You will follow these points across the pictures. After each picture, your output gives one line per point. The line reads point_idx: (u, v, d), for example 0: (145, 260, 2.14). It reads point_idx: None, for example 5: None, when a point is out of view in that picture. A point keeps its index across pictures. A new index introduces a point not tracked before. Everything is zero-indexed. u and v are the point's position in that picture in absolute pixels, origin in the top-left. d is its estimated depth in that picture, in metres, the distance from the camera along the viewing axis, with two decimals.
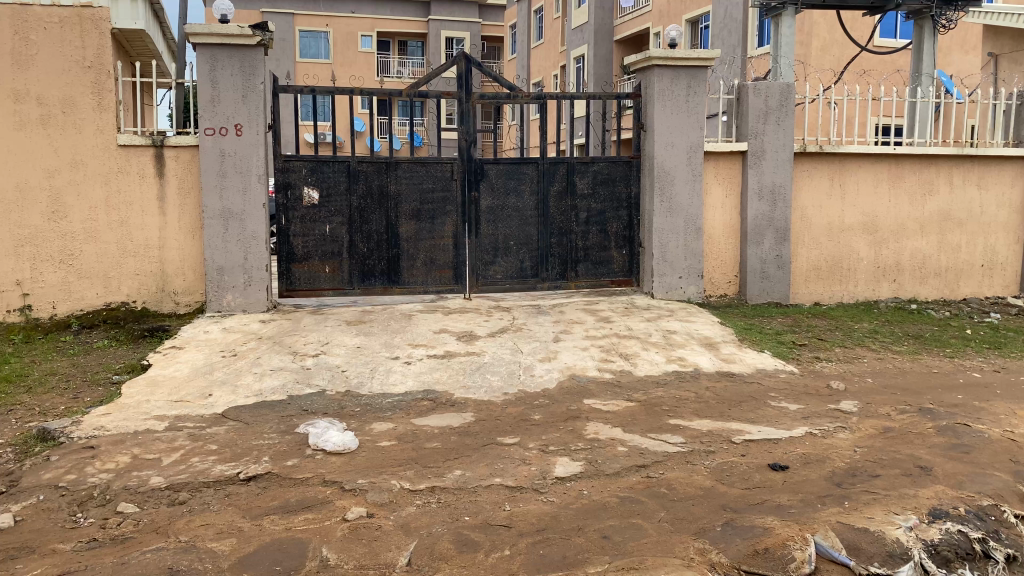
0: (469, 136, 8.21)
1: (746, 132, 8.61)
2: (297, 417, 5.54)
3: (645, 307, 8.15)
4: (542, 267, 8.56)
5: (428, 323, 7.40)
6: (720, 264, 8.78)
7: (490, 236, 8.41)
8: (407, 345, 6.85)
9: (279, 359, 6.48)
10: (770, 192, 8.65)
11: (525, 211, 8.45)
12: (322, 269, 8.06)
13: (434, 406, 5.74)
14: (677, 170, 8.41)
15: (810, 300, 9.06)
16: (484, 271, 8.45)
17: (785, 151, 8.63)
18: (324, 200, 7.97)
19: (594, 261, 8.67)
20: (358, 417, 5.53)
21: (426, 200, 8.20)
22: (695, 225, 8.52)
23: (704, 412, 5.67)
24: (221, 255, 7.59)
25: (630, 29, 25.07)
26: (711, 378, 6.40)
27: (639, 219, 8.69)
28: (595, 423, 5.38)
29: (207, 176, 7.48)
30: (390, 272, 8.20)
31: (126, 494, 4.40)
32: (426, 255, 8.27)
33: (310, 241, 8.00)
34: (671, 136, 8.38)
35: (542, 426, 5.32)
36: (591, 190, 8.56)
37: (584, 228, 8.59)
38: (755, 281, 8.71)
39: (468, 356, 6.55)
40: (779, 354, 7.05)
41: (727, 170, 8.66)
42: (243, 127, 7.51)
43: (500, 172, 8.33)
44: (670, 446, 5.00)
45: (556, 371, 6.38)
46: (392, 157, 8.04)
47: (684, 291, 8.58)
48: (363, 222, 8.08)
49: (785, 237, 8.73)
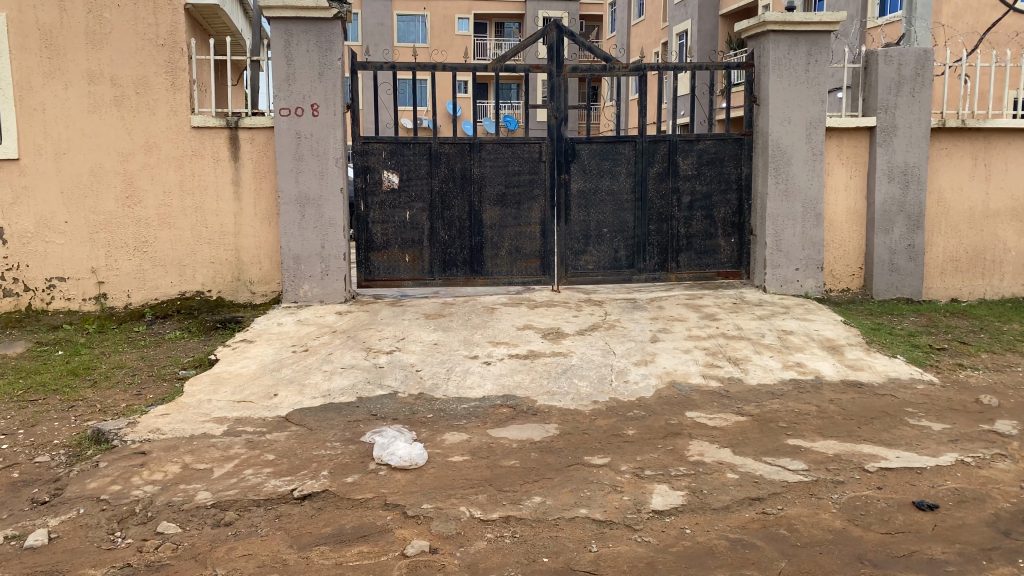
0: (560, 113, 7.53)
1: (874, 105, 7.61)
2: (363, 423, 5.01)
3: (756, 303, 7.31)
4: (639, 258, 7.81)
5: (512, 318, 6.79)
6: (843, 254, 7.82)
7: (581, 222, 7.72)
8: (488, 343, 6.25)
9: (351, 356, 5.99)
10: (902, 173, 7.63)
11: (621, 195, 7.71)
12: (401, 258, 7.56)
13: (514, 414, 5.12)
14: (794, 149, 7.51)
15: (946, 297, 7.98)
16: (574, 262, 7.77)
17: (920, 126, 7.59)
18: (404, 184, 7.46)
19: (697, 251, 7.87)
20: (430, 425, 4.96)
21: (513, 183, 7.57)
22: (815, 210, 7.60)
23: (829, 432, 4.84)
24: (298, 243, 7.17)
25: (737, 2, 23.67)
26: (835, 389, 5.53)
27: (750, 204, 7.82)
28: (699, 443, 4.66)
29: (282, 158, 7.06)
30: (472, 262, 7.63)
31: (170, 512, 3.97)
32: (512, 243, 7.66)
33: (390, 228, 7.50)
34: (787, 111, 7.48)
35: (636, 444, 4.63)
36: (696, 171, 7.75)
37: (687, 214, 7.79)
38: (883, 274, 7.73)
39: (554, 358, 5.91)
40: (914, 361, 6.11)
41: (851, 149, 7.68)
42: (320, 107, 7.06)
43: (593, 152, 7.62)
44: (790, 474, 4.23)
45: (653, 376, 5.66)
46: (476, 137, 7.43)
47: (800, 285, 7.68)
48: (445, 208, 7.53)
49: (919, 224, 7.70)
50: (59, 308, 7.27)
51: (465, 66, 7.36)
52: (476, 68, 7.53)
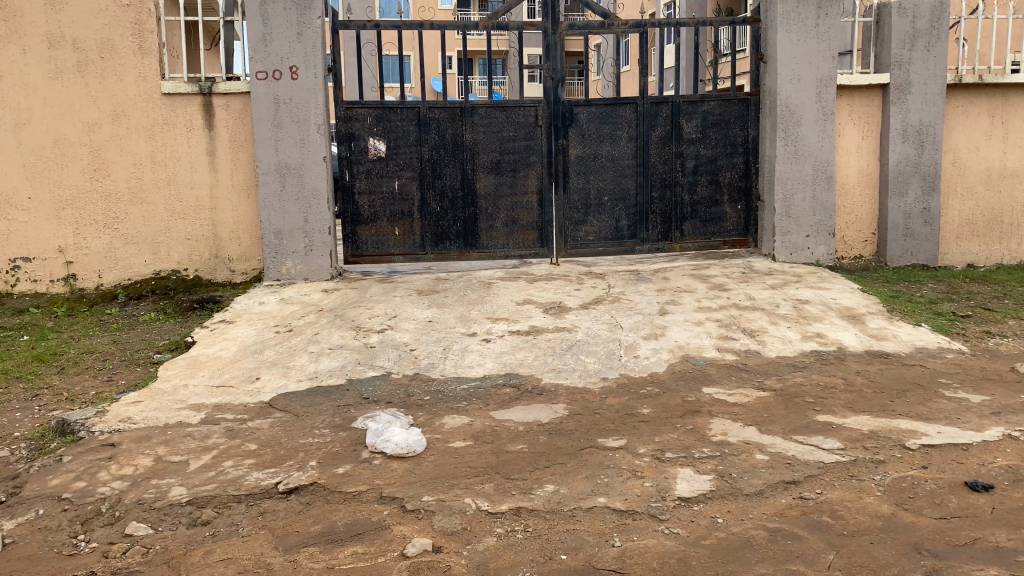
0: (556, 74, 7.09)
1: (887, 61, 7.20)
2: (354, 408, 4.59)
3: (766, 272, 6.93)
4: (642, 227, 7.40)
5: (511, 293, 6.38)
6: (855, 220, 7.44)
7: (580, 191, 7.30)
8: (486, 319, 5.84)
9: (339, 335, 5.56)
10: (917, 132, 7.24)
11: (622, 160, 7.30)
12: (390, 231, 7.12)
13: (518, 394, 4.72)
14: (804, 108, 7.11)
15: (962, 262, 7.62)
16: (573, 233, 7.37)
17: (935, 83, 7.20)
18: (392, 152, 7.01)
19: (702, 219, 7.47)
20: (427, 408, 4.55)
21: (507, 149, 7.13)
22: (826, 173, 7.20)
23: (860, 407, 4.46)
24: (279, 216, 6.73)
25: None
26: (860, 360, 5.16)
27: (757, 168, 7.42)
28: (722, 421, 4.28)
29: (260, 126, 6.60)
30: (466, 234, 7.21)
31: (140, 511, 3.54)
32: (507, 214, 7.23)
33: (377, 200, 7.06)
34: (796, 68, 7.07)
35: (653, 425, 4.25)
36: (700, 134, 7.33)
37: (692, 180, 7.38)
38: (897, 239, 7.35)
39: (558, 333, 5.50)
40: (939, 329, 5.75)
41: (863, 108, 7.29)
42: (299, 69, 6.59)
43: (592, 115, 7.20)
44: (825, 454, 3.85)
45: (665, 351, 5.27)
46: (468, 101, 6.98)
47: (811, 253, 7.29)
48: (436, 177, 7.09)
49: (935, 186, 7.33)
50: (25, 291, 6.80)
51: (454, 24, 6.88)
52: (466, 28, 7.06)
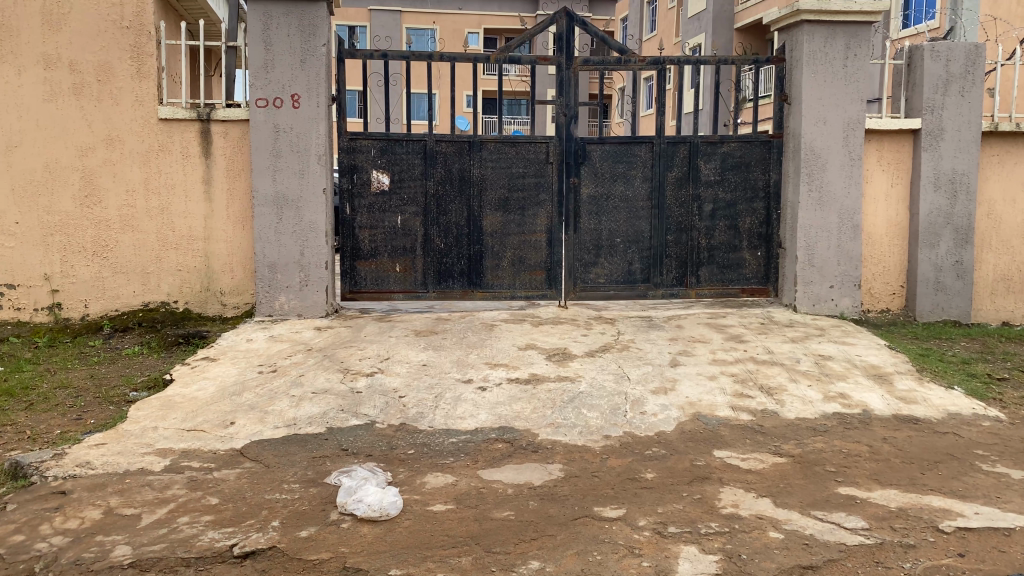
0: (569, 110, 6.78)
1: (918, 106, 6.84)
2: (330, 460, 4.21)
3: (787, 324, 6.52)
4: (656, 272, 7.04)
5: (513, 337, 6.02)
6: (882, 271, 7.02)
7: (592, 232, 6.96)
8: (484, 365, 5.47)
9: (324, 378, 5.21)
10: (949, 181, 6.85)
11: (636, 201, 6.96)
12: (391, 268, 6.80)
13: (510, 451, 4.32)
14: (830, 152, 6.75)
15: (998, 320, 7.16)
16: (583, 275, 7.00)
17: (970, 130, 6.82)
18: (395, 186, 6.71)
19: (720, 265, 7.09)
20: (409, 464, 4.16)
21: (516, 186, 6.82)
22: (852, 221, 6.81)
23: (888, 479, 4.02)
24: (275, 249, 6.43)
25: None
26: (887, 425, 4.71)
27: (779, 214, 7.05)
28: (732, 491, 3.86)
29: (259, 155, 6.35)
30: (470, 273, 6.87)
31: (75, 573, 3.17)
32: (514, 253, 6.90)
33: (378, 235, 6.75)
34: (822, 111, 6.73)
35: (655, 493, 3.83)
36: (719, 177, 6.98)
37: (709, 224, 7.02)
38: (927, 293, 6.92)
39: (560, 383, 5.11)
40: (974, 393, 5.29)
41: (893, 154, 6.92)
42: (301, 97, 6.34)
43: (606, 154, 6.88)
44: (848, 535, 3.41)
45: (674, 408, 4.84)
46: (477, 135, 6.69)
47: (835, 305, 6.88)
48: (441, 213, 6.78)
49: (968, 239, 6.91)
50: (9, 319, 6.53)
51: (464, 56, 6.61)
52: (476, 60, 6.78)
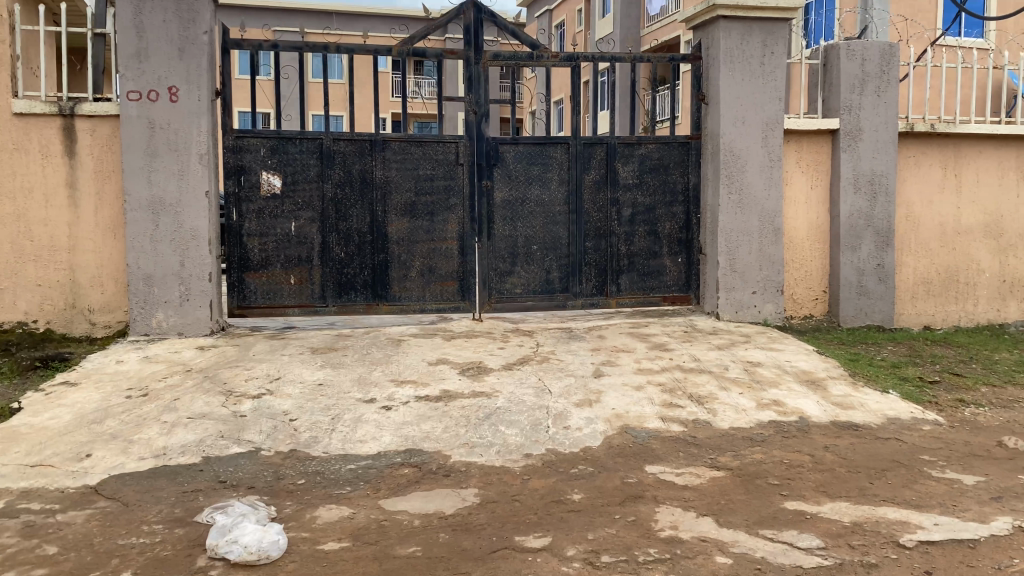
0: (479, 107, 6.33)
1: (835, 106, 6.67)
2: (203, 495, 3.57)
3: (711, 331, 6.19)
4: (575, 280, 6.63)
5: (423, 352, 5.48)
6: (805, 276, 6.79)
7: (505, 238, 6.51)
8: (389, 382, 4.90)
9: (204, 401, 4.54)
10: (868, 182, 6.69)
11: (552, 206, 6.55)
12: (285, 280, 6.18)
13: (417, 476, 3.76)
14: (749, 153, 6.50)
15: (919, 324, 7.02)
16: (498, 285, 6.55)
17: (887, 130, 6.69)
18: (289, 190, 6.11)
19: (640, 272, 6.73)
20: (298, 496, 3.56)
21: (423, 189, 6.31)
22: (773, 224, 6.56)
23: (836, 491, 3.64)
24: (151, 260, 5.73)
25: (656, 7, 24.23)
26: (826, 432, 4.36)
27: (699, 218, 6.75)
28: (669, 511, 3.40)
29: (131, 154, 5.65)
30: (374, 284, 6.30)
31: None
32: (423, 262, 6.37)
33: (270, 243, 6.13)
34: (740, 110, 6.47)
35: (585, 517, 3.35)
36: (638, 180, 6.65)
37: (628, 229, 6.66)
38: (850, 298, 6.72)
39: (474, 399, 4.59)
40: (909, 397, 5.02)
41: (811, 155, 6.73)
42: (179, 90, 5.69)
43: (519, 155, 6.46)
44: (803, 556, 2.99)
45: (601, 421, 4.37)
46: (379, 134, 6.17)
47: (758, 312, 6.59)
48: (341, 218, 6.20)
49: (888, 241, 6.75)
50: None
51: (363, 48, 6.10)
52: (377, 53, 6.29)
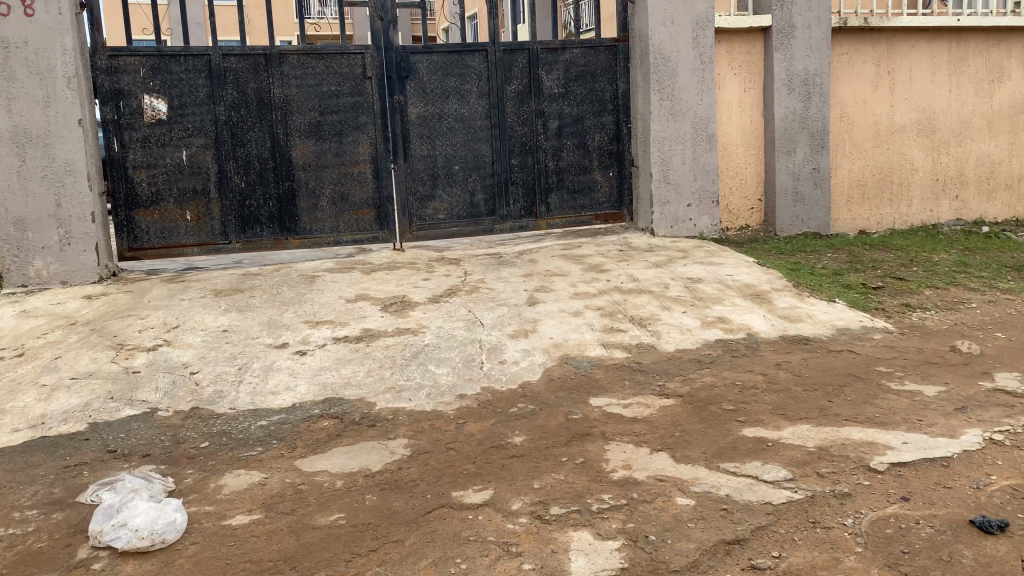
0: (386, 13, 5.71)
1: (767, 1, 6.28)
2: (88, 470, 3.08)
3: (647, 248, 5.86)
4: (502, 202, 6.21)
5: (340, 289, 5.01)
6: (740, 185, 6.50)
7: (424, 159, 6.00)
8: (303, 324, 4.43)
9: (90, 358, 4.00)
10: (802, 82, 6.37)
11: (472, 121, 6.05)
12: (180, 217, 5.57)
13: (338, 429, 3.35)
14: (679, 55, 6.08)
15: (854, 229, 6.84)
16: (420, 211, 6.08)
17: (820, 26, 6.35)
18: (176, 114, 5.45)
19: (570, 189, 6.33)
20: (201, 462, 3.11)
21: (329, 108, 5.72)
22: (706, 131, 6.21)
23: (795, 413, 3.38)
24: (21, 201, 5.03)
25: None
26: (776, 348, 4.10)
27: (629, 128, 6.35)
28: (621, 449, 3.08)
29: None
30: (282, 216, 5.74)
31: None
32: (334, 189, 5.82)
33: (160, 176, 5.49)
34: (669, 8, 6.02)
35: (529, 462, 3.00)
36: (563, 89, 6.18)
37: (556, 144, 6.23)
38: (786, 205, 6.47)
39: (399, 338, 4.17)
40: (855, 305, 4.81)
41: (744, 56, 6.36)
42: (34, 2, 4.92)
43: (433, 66, 5.91)
44: (772, 491, 2.71)
45: (539, 352, 4.01)
46: (275, 47, 5.52)
47: (694, 225, 6.29)
48: (238, 144, 5.58)
49: (823, 144, 6.48)
50: None
51: None
52: None
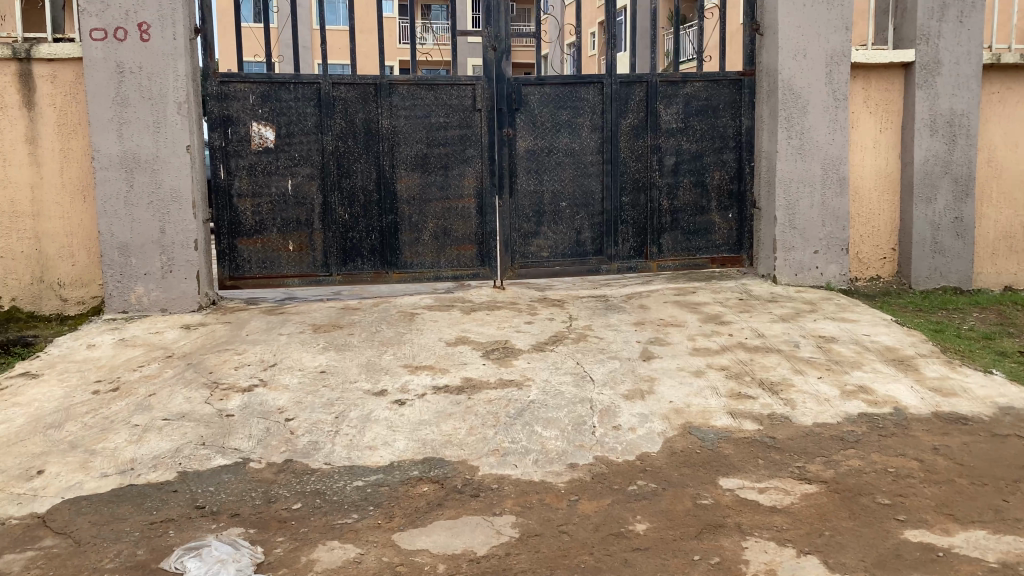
0: (500, 43, 5.49)
1: (910, 35, 5.78)
2: (175, 529, 2.86)
3: (769, 298, 5.41)
4: (610, 241, 5.84)
5: (440, 330, 4.73)
6: (871, 232, 5.98)
7: (531, 194, 5.72)
8: (402, 369, 4.17)
9: (184, 397, 3.83)
10: (947, 123, 5.82)
11: (584, 156, 5.74)
12: (281, 247, 5.44)
13: (439, 498, 3.04)
14: (811, 91, 5.63)
15: (998, 285, 6.21)
16: (524, 247, 5.77)
17: (970, 62, 5.79)
18: (283, 143, 5.33)
19: (684, 230, 5.94)
20: (292, 529, 2.84)
21: (437, 140, 5.51)
22: (838, 173, 5.72)
23: (965, 514, 2.90)
24: (127, 227, 4.98)
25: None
26: (930, 428, 3.60)
27: (751, 167, 5.92)
28: (762, 548, 2.67)
29: (98, 103, 4.86)
30: (383, 249, 5.54)
31: None
32: (438, 223, 5.59)
33: (264, 205, 5.37)
34: (801, 41, 5.59)
35: (655, 558, 2.62)
36: (681, 125, 5.81)
37: (671, 182, 5.86)
38: (923, 257, 5.91)
39: (504, 391, 3.85)
40: (1015, 376, 4.24)
41: (881, 93, 5.87)
42: (151, 27, 4.87)
43: (546, 98, 5.64)
44: None
45: (657, 419, 3.62)
46: (385, 76, 5.35)
47: (820, 274, 5.80)
48: (343, 174, 5.42)
49: (968, 191, 5.90)
50: None
51: None
52: None
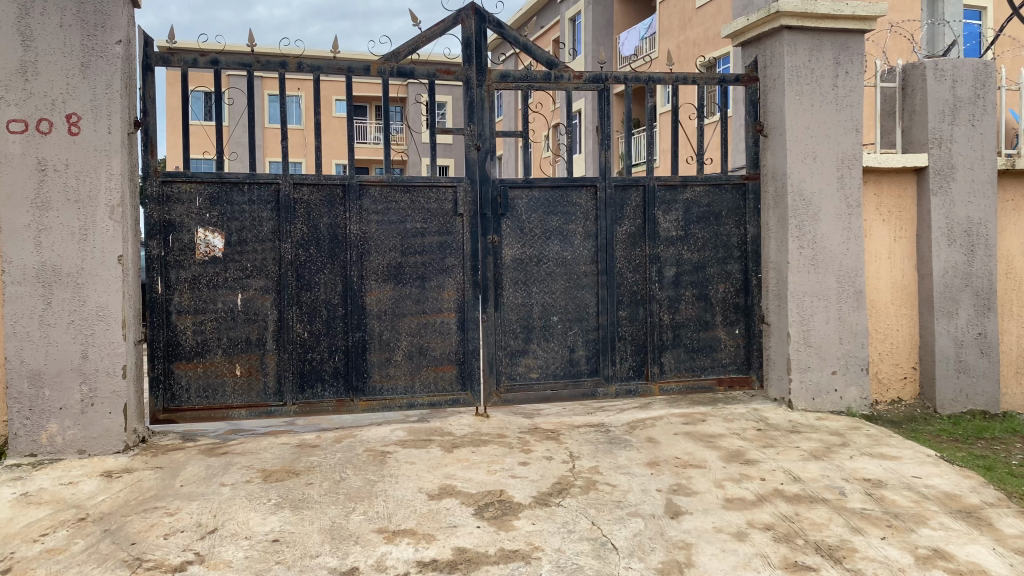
0: (483, 142, 4.92)
1: (921, 138, 5.38)
2: None
3: (791, 428, 4.75)
4: (607, 361, 5.18)
5: (418, 477, 3.94)
6: (890, 349, 5.43)
7: (518, 309, 5.06)
8: (377, 534, 3.35)
9: None
10: (965, 232, 5.38)
11: (576, 266, 5.13)
12: (228, 371, 4.65)
13: None
14: (822, 197, 5.15)
15: None
16: (509, 368, 5.07)
17: (984, 167, 5.39)
18: (234, 251, 4.62)
19: (688, 348, 5.33)
20: None
21: (411, 248, 4.85)
22: (853, 286, 5.19)
23: None
24: (40, 352, 4.15)
25: (627, 48, 23.44)
26: None
27: (759, 279, 5.36)
28: None
29: (13, 206, 4.11)
30: (349, 373, 4.79)
31: None
32: (412, 342, 4.88)
33: (209, 323, 4.61)
34: (810, 143, 5.13)
35: None
36: (682, 232, 5.27)
37: (672, 294, 5.27)
38: (948, 376, 5.36)
39: (508, 567, 3.07)
40: None
41: (893, 200, 5.43)
42: (82, 119, 4.18)
43: (534, 203, 5.06)
44: None
45: None
46: (354, 177, 4.72)
47: (839, 397, 5.19)
48: (304, 287, 4.70)
49: (990, 304, 5.42)
50: None
51: (332, 65, 4.77)
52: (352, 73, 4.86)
